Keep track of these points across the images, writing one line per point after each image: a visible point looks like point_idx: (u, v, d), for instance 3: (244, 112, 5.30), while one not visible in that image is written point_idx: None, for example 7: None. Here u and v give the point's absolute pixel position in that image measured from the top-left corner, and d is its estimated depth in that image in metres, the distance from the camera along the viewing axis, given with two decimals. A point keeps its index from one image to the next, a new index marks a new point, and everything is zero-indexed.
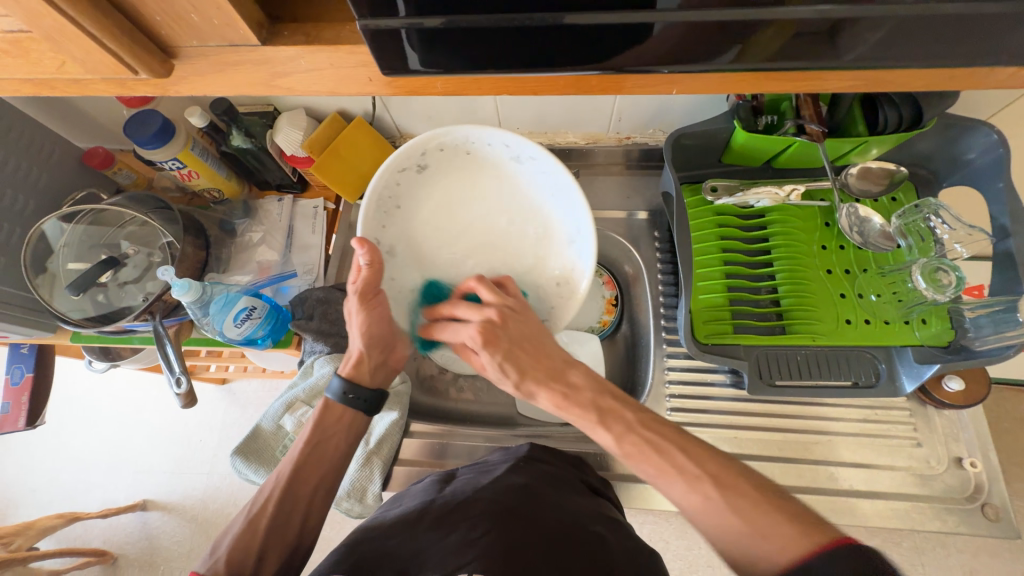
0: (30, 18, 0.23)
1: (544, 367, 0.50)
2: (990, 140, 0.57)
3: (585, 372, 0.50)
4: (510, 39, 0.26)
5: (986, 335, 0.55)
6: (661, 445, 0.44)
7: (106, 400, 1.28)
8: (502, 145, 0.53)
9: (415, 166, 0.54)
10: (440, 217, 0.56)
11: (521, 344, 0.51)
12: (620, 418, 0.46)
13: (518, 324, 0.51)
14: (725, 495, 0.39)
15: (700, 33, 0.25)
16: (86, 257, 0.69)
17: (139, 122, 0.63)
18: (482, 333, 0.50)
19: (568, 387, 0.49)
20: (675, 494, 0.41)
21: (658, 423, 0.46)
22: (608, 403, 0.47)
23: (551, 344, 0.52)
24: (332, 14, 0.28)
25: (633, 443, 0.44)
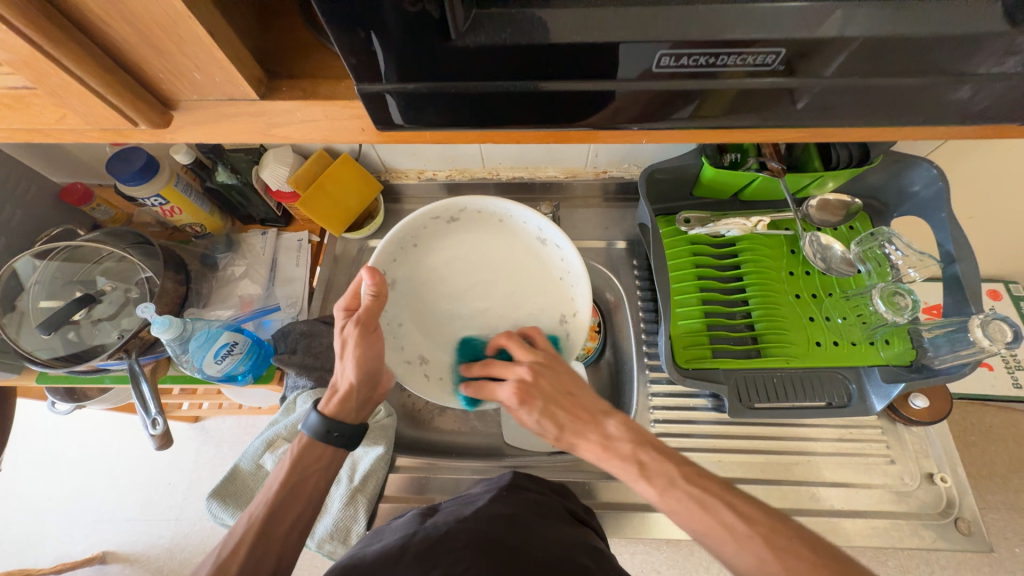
0: (36, 78, 0.24)
1: (579, 417, 0.51)
2: (930, 175, 0.62)
3: (621, 423, 0.50)
4: (495, 102, 0.28)
5: (943, 353, 0.59)
6: (706, 499, 0.42)
7: (68, 443, 1.21)
8: (535, 227, 0.58)
9: (446, 216, 0.58)
10: (452, 267, 0.59)
11: (558, 399, 0.52)
12: (663, 471, 0.45)
13: (553, 379, 0.52)
14: (779, 556, 0.37)
15: (667, 93, 0.28)
16: (59, 294, 0.67)
17: (121, 158, 0.64)
18: (518, 392, 0.52)
19: (605, 438, 0.49)
20: (727, 556, 0.39)
21: (704, 476, 0.44)
22: (654, 455, 0.46)
23: (584, 392, 0.52)
24: (325, 70, 0.30)
25: (677, 499, 0.43)
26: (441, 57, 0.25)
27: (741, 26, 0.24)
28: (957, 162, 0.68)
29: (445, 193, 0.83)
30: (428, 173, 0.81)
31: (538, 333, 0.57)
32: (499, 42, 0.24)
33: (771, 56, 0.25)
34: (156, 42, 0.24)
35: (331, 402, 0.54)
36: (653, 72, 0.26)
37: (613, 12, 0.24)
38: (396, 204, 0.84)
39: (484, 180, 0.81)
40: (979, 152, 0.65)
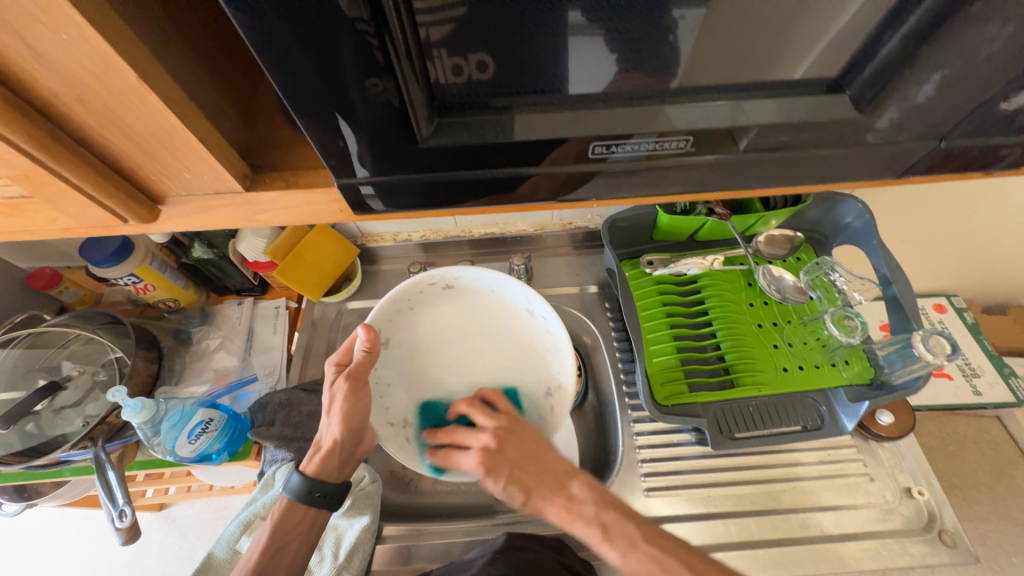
0: (34, 188, 0.26)
1: (541, 481, 0.50)
2: (857, 209, 0.70)
3: (585, 483, 0.49)
4: (462, 187, 0.32)
5: (898, 369, 0.63)
6: (664, 560, 0.42)
7: (15, 548, 1.10)
8: (525, 300, 0.60)
9: (442, 282, 0.60)
10: (444, 332, 0.61)
11: (522, 464, 0.51)
12: (624, 532, 0.45)
13: (515, 444, 0.53)
14: None
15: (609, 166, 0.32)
16: (20, 384, 0.65)
17: (96, 242, 0.64)
18: (482, 461, 0.52)
19: (570, 500, 0.49)
20: None
21: (665, 537, 0.44)
22: (612, 516, 0.46)
23: (548, 454, 0.53)
24: (308, 161, 0.33)
25: (638, 561, 0.43)
26: (409, 155, 0.29)
27: (663, 117, 0.28)
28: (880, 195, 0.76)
29: (421, 252, 0.86)
30: (403, 234, 0.84)
31: (498, 397, 0.59)
32: (461, 142, 0.29)
33: (683, 141, 0.30)
34: (150, 150, 0.27)
35: (313, 460, 0.55)
36: (592, 157, 0.30)
37: (554, 112, 0.28)
38: (373, 266, 0.86)
39: (458, 237, 0.84)
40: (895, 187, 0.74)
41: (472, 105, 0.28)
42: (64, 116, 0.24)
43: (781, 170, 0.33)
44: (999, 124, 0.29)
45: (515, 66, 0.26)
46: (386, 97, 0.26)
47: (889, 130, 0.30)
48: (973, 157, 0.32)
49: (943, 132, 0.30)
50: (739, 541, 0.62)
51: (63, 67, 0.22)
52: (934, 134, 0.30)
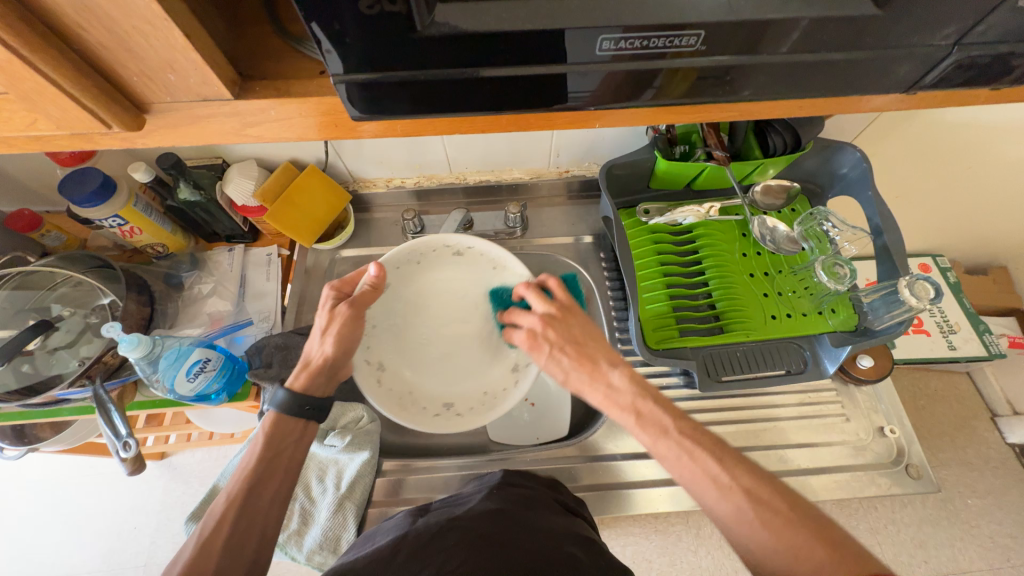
0: (9, 84, 0.25)
1: (586, 364, 0.52)
2: (855, 157, 0.69)
3: (626, 373, 0.50)
4: (466, 89, 0.30)
5: (882, 314, 0.64)
6: (696, 451, 0.43)
7: (19, 493, 1.13)
8: (520, 281, 0.64)
9: (455, 248, 0.65)
10: (441, 296, 0.65)
11: (565, 346, 0.53)
12: (656, 421, 0.46)
13: (562, 329, 0.54)
14: (757, 509, 0.39)
15: (609, 79, 0.31)
16: (9, 323, 0.64)
17: (76, 180, 0.62)
18: (529, 338, 0.56)
19: (610, 388, 0.50)
20: (709, 503, 0.41)
21: (700, 431, 0.45)
22: (649, 403, 0.47)
23: (595, 340, 0.53)
24: (297, 72, 0.32)
25: (668, 447, 0.44)
26: (405, 48, 0.27)
27: (670, 15, 0.27)
28: (879, 144, 0.76)
29: (414, 200, 0.85)
30: (396, 180, 0.82)
31: (557, 284, 0.57)
32: (463, 32, 0.27)
33: (692, 36, 0.28)
34: (130, 44, 0.25)
35: (299, 376, 0.54)
36: (598, 55, 0.29)
37: (557, 2, 0.27)
38: (366, 214, 0.85)
39: (452, 185, 0.83)
40: (893, 136, 0.74)
41: None
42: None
43: (786, 85, 0.32)
44: (1009, 32, 0.29)
45: None
46: (377, 7, 0.25)
47: (897, 35, 0.29)
48: (980, 69, 0.31)
49: (952, 38, 0.29)
50: None
51: None
52: (942, 39, 0.29)
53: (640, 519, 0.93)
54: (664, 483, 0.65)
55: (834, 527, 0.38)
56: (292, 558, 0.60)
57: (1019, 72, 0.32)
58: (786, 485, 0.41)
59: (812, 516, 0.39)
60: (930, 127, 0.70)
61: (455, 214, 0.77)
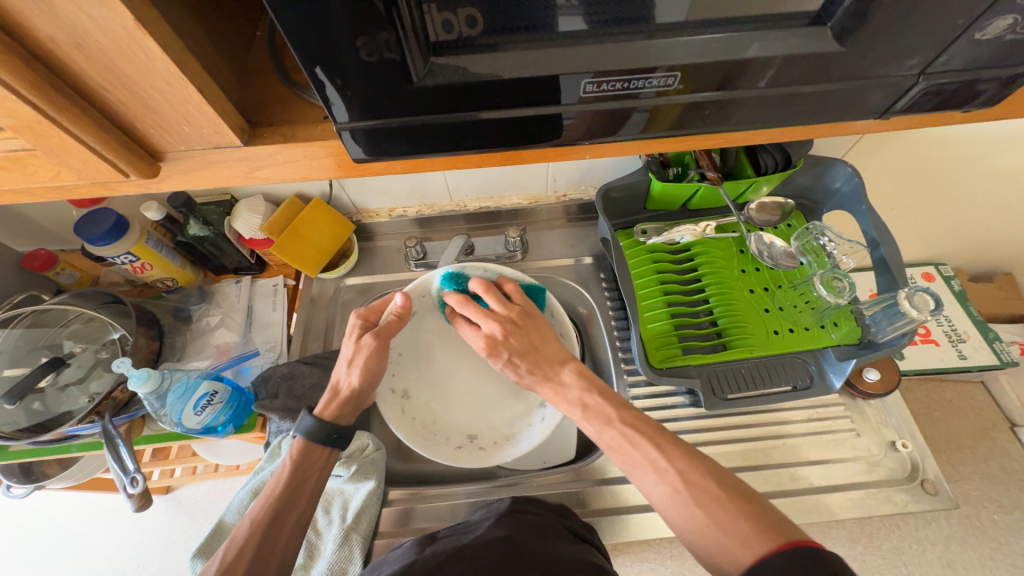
0: (35, 140, 0.27)
1: (541, 367, 0.54)
2: (846, 173, 0.71)
3: (575, 370, 0.54)
4: (463, 130, 0.32)
5: (884, 327, 0.64)
6: (636, 439, 0.46)
7: (24, 532, 1.12)
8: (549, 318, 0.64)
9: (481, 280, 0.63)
10: None
11: (524, 354, 0.55)
12: (601, 412, 0.49)
13: (520, 337, 0.56)
14: (690, 488, 0.41)
15: (594, 116, 0.32)
16: (22, 362, 0.65)
17: (91, 221, 0.64)
18: (487, 344, 0.56)
19: (559, 385, 0.53)
20: (647, 487, 0.43)
21: (639, 419, 0.47)
22: (598, 399, 0.50)
23: (550, 342, 0.56)
24: (303, 117, 0.33)
25: (611, 435, 0.47)
26: (407, 99, 0.29)
27: (650, 56, 0.29)
28: (869, 160, 0.78)
29: (416, 228, 0.86)
30: (398, 210, 0.85)
31: (514, 289, 0.60)
32: (455, 82, 0.29)
33: (671, 76, 0.30)
34: (147, 100, 0.27)
35: (329, 405, 0.55)
36: (582, 96, 0.31)
37: (543, 50, 0.29)
38: (370, 242, 0.87)
39: (453, 212, 0.85)
40: (883, 151, 0.75)
41: (473, 44, 0.28)
42: (61, 66, 0.25)
43: (767, 113, 0.33)
44: (973, 61, 0.30)
45: (500, 6, 0.26)
46: (376, 55, 0.26)
47: (865, 65, 0.30)
48: (948, 94, 0.33)
49: (917, 68, 0.31)
50: None
51: (62, 13, 0.22)
52: (908, 69, 0.31)
53: (654, 544, 0.91)
54: None
55: (756, 497, 0.40)
56: None
57: (989, 95, 0.33)
58: (718, 466, 0.43)
59: (736, 489, 0.41)
60: (918, 141, 0.72)
61: (456, 240, 0.78)
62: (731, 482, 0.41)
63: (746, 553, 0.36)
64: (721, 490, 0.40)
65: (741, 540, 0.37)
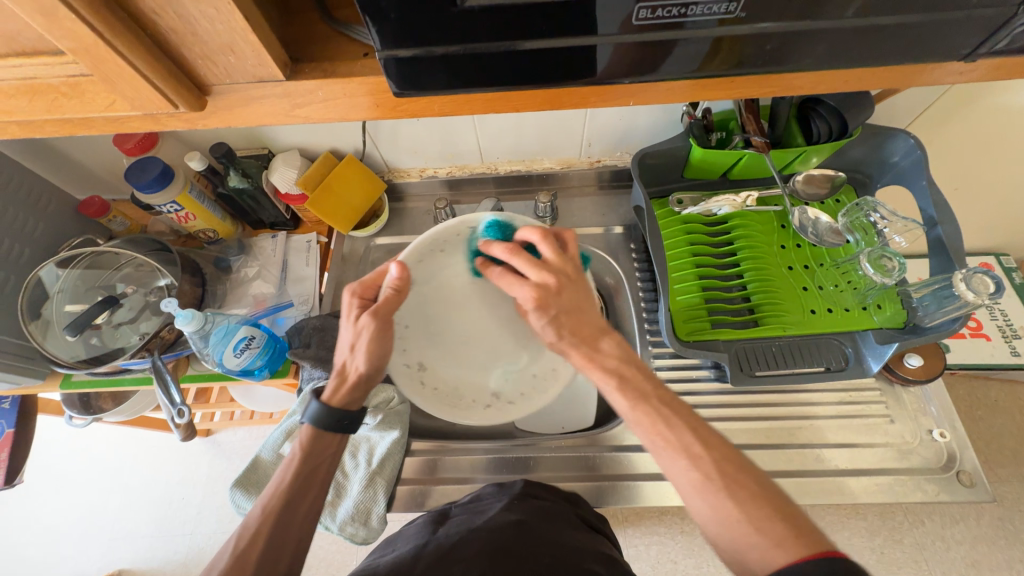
0: (93, 65, 0.28)
1: (582, 333, 0.50)
2: (909, 145, 0.65)
3: (615, 342, 0.50)
4: (506, 62, 0.31)
5: (933, 311, 0.61)
6: (672, 420, 0.43)
7: (84, 460, 1.23)
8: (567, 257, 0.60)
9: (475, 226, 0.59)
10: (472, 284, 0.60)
11: (571, 313, 0.50)
12: (638, 387, 0.46)
13: (570, 293, 0.50)
14: (725, 482, 0.39)
15: (639, 49, 0.31)
16: (82, 299, 0.70)
17: (140, 168, 0.67)
18: (537, 295, 0.49)
19: (595, 350, 0.49)
20: (674, 471, 0.41)
21: (678, 401, 0.45)
22: (628, 369, 0.47)
23: (594, 309, 0.51)
24: (343, 53, 0.34)
25: (645, 412, 0.44)
26: (446, 27, 0.28)
27: None
28: (934, 132, 0.72)
29: (446, 189, 0.86)
30: (429, 170, 0.84)
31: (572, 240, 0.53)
32: (501, 3, 0.27)
33: (732, 3, 0.28)
34: (196, 27, 0.28)
35: (337, 392, 0.54)
36: (634, 24, 0.29)
37: None
38: (400, 203, 0.87)
39: (483, 175, 0.84)
40: (955, 123, 0.69)
41: None
42: None
43: (827, 53, 0.31)
44: None
45: None
46: None
47: None
48: None
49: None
50: None
51: None
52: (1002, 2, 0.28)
53: (665, 518, 0.92)
54: None
55: (783, 495, 0.39)
56: (326, 527, 0.63)
57: None
58: (753, 460, 0.41)
59: (772, 490, 0.39)
60: (996, 113, 0.65)
61: (485, 204, 0.78)
62: (763, 480, 0.40)
63: (779, 554, 0.35)
64: (756, 490, 0.39)
65: (774, 540, 0.36)
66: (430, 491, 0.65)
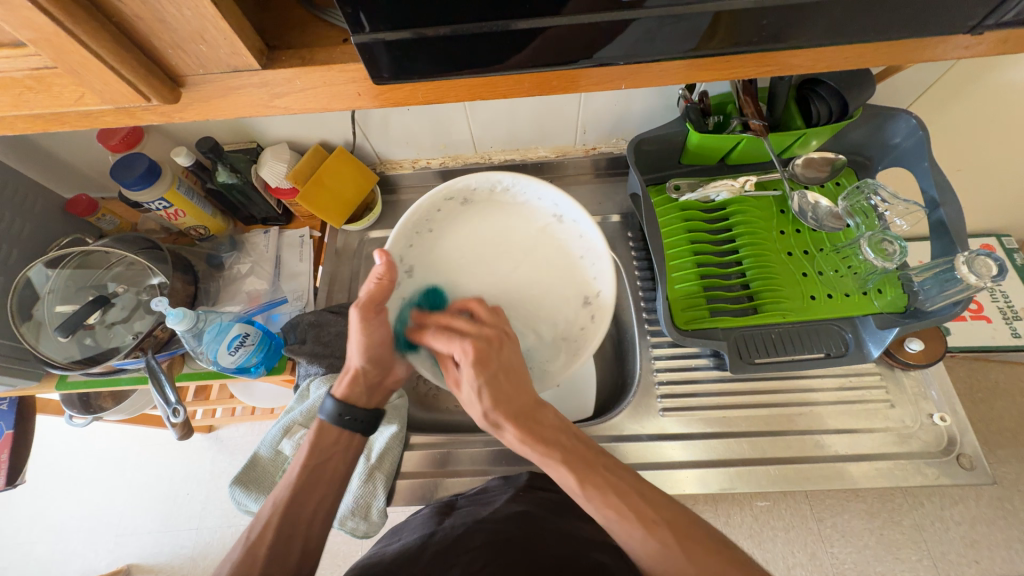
0: (59, 58, 0.27)
1: (516, 404, 0.50)
2: (910, 126, 0.64)
3: (554, 413, 0.52)
4: (492, 43, 0.30)
5: (934, 295, 0.60)
6: (621, 486, 0.46)
7: (88, 459, 1.24)
8: (549, 205, 0.60)
9: (460, 198, 0.60)
10: (468, 254, 0.60)
11: (503, 375, 0.51)
12: (582, 459, 0.48)
13: (493, 358, 0.51)
14: (679, 542, 0.42)
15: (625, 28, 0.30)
16: (73, 300, 0.69)
17: (125, 164, 0.65)
18: (473, 352, 0.50)
19: (533, 424, 0.50)
20: (632, 542, 0.43)
21: (622, 469, 0.48)
22: (566, 441, 0.49)
23: (525, 377, 0.52)
24: (321, 41, 0.33)
25: (595, 484, 0.45)
26: (427, 6, 0.27)
27: None
28: (936, 112, 0.70)
29: (440, 180, 0.85)
30: (422, 161, 0.83)
31: (479, 306, 0.55)
32: None
33: None
34: (163, 14, 0.27)
35: (342, 384, 0.55)
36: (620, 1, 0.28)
37: None
38: (394, 195, 0.86)
39: (477, 165, 0.83)
40: (956, 102, 0.68)
41: None
42: None
43: (820, 25, 0.30)
44: None
45: None
46: None
47: None
48: None
49: None
50: (750, 458, 0.64)
51: None
52: None
53: None
54: (690, 465, 0.64)
55: (730, 545, 0.43)
56: None
57: None
58: (698, 517, 0.45)
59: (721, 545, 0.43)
60: (998, 90, 0.64)
61: None
62: (716, 537, 0.43)
63: None
64: (709, 545, 0.42)
65: None
66: (430, 484, 0.65)
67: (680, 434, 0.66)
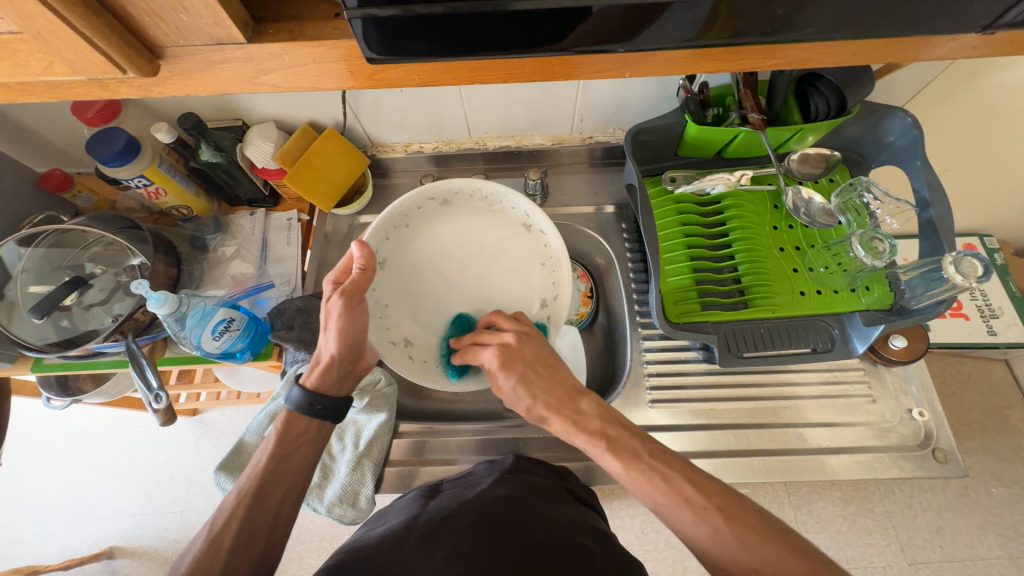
0: (24, 21, 0.25)
1: (556, 394, 0.54)
2: (905, 124, 0.64)
3: (594, 401, 0.53)
4: (489, 23, 0.28)
5: (920, 293, 0.61)
6: (665, 471, 0.46)
7: (67, 441, 1.21)
8: (522, 212, 0.61)
9: (439, 198, 0.60)
10: (441, 254, 0.61)
11: (537, 369, 0.54)
12: (628, 446, 0.48)
13: (529, 356, 0.55)
14: (731, 525, 0.42)
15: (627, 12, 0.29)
16: (48, 279, 0.66)
17: (102, 139, 0.62)
18: (499, 355, 0.54)
19: (578, 414, 0.52)
20: (684, 527, 0.43)
21: (668, 454, 0.48)
22: (613, 431, 0.50)
23: (562, 368, 0.56)
24: (310, 16, 0.32)
25: (641, 472, 0.46)
26: None
27: None
28: (930, 111, 0.70)
29: (432, 165, 0.83)
30: (414, 145, 0.81)
31: (501, 317, 0.58)
32: None
33: None
34: None
35: (312, 374, 0.54)
36: None
37: None
38: (385, 179, 0.84)
39: (471, 150, 0.81)
40: (950, 102, 0.68)
41: None
42: None
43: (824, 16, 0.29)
44: None
45: None
46: None
47: None
48: None
49: None
50: (735, 449, 0.65)
51: None
52: None
53: None
54: None
55: (787, 529, 0.42)
56: (314, 509, 0.63)
57: None
58: (748, 501, 0.44)
59: (776, 527, 0.42)
60: (991, 91, 0.64)
61: None
62: (771, 522, 0.42)
63: None
64: (764, 530, 0.41)
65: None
66: (419, 471, 0.65)
67: (667, 425, 0.67)
